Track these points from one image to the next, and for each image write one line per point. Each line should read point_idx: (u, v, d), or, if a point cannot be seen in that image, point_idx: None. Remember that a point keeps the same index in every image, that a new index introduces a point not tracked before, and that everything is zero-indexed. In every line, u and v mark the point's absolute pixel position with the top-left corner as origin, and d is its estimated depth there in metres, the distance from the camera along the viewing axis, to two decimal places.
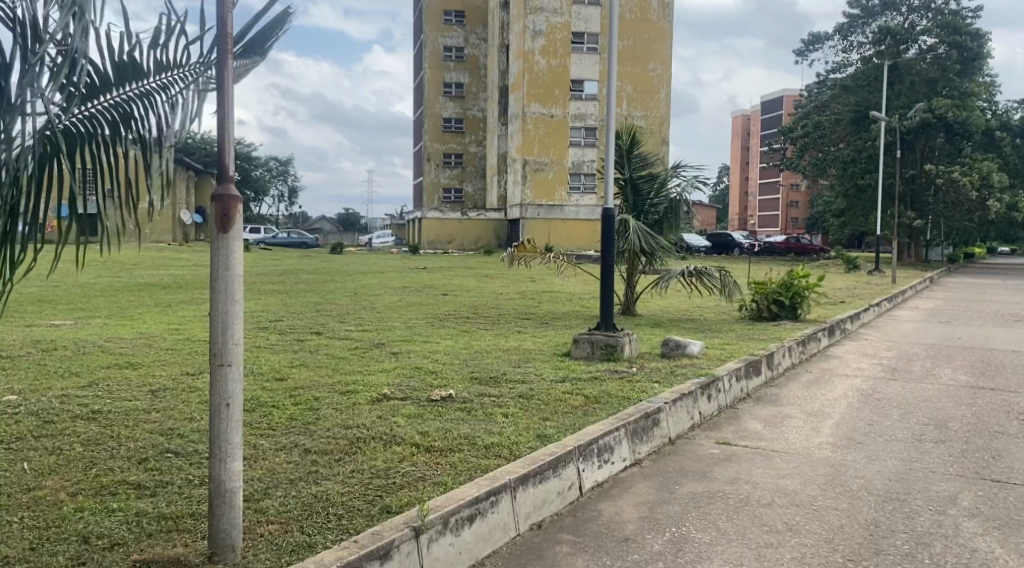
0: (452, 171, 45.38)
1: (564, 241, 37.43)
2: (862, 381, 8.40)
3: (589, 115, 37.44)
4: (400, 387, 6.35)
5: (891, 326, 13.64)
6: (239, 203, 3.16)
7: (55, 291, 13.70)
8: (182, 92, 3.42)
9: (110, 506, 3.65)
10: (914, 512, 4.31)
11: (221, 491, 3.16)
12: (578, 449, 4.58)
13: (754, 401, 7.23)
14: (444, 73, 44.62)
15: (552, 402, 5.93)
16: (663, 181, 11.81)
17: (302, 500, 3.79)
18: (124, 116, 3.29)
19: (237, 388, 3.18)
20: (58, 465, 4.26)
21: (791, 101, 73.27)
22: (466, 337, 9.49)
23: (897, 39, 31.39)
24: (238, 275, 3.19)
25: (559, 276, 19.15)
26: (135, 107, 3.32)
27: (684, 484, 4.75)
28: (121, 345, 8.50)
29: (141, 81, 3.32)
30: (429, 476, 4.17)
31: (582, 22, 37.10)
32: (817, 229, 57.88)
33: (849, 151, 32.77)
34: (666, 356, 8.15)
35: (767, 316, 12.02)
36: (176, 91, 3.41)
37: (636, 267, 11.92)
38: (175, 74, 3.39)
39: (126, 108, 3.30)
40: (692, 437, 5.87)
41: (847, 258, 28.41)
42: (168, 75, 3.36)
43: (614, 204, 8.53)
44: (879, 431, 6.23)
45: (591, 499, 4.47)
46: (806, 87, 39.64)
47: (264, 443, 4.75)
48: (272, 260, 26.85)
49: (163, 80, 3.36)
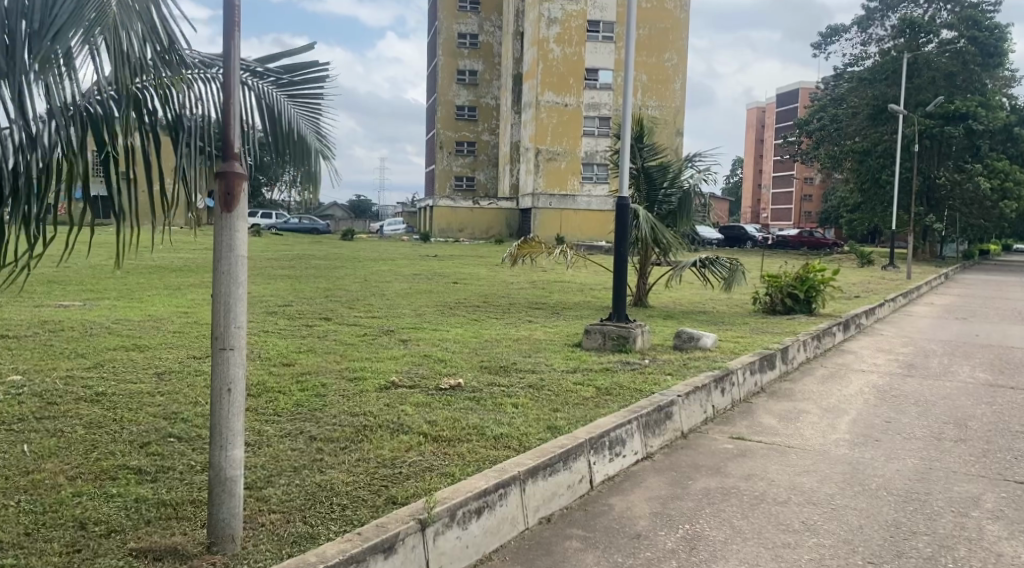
0: (464, 159, 45.25)
1: (576, 233, 37.34)
2: (878, 376, 8.26)
3: (603, 105, 37.15)
4: (409, 373, 6.28)
5: (906, 321, 13.45)
6: (243, 181, 3.07)
7: (68, 272, 13.70)
8: (201, 92, 3.38)
9: (109, 492, 3.56)
10: (935, 514, 4.18)
11: (221, 479, 3.06)
12: (589, 441, 4.47)
13: (768, 395, 7.09)
14: (458, 61, 44.38)
15: (562, 392, 5.81)
16: (677, 172, 11.66)
17: (305, 489, 3.68)
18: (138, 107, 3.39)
19: (240, 374, 3.08)
20: (59, 448, 4.18)
21: (807, 93, 72.70)
22: (477, 326, 9.40)
23: (917, 32, 30.98)
24: (242, 256, 3.08)
25: (571, 266, 19.04)
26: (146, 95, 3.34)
27: (697, 480, 4.63)
28: (128, 327, 8.44)
29: None
30: (436, 466, 4.06)
31: (598, 10, 36.83)
32: (830, 224, 57.39)
33: (864, 144, 32.48)
34: (679, 348, 8.01)
35: (781, 310, 11.82)
36: (195, 90, 3.38)
37: (650, 258, 11.79)
38: (198, 72, 3.41)
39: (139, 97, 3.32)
40: (705, 431, 5.74)
41: (861, 253, 28.13)
42: (187, 73, 3.36)
43: (627, 193, 8.34)
44: (896, 428, 6.08)
45: (603, 493, 4.35)
46: (823, 80, 39.35)
47: (269, 430, 4.65)
48: (284, 245, 26.74)
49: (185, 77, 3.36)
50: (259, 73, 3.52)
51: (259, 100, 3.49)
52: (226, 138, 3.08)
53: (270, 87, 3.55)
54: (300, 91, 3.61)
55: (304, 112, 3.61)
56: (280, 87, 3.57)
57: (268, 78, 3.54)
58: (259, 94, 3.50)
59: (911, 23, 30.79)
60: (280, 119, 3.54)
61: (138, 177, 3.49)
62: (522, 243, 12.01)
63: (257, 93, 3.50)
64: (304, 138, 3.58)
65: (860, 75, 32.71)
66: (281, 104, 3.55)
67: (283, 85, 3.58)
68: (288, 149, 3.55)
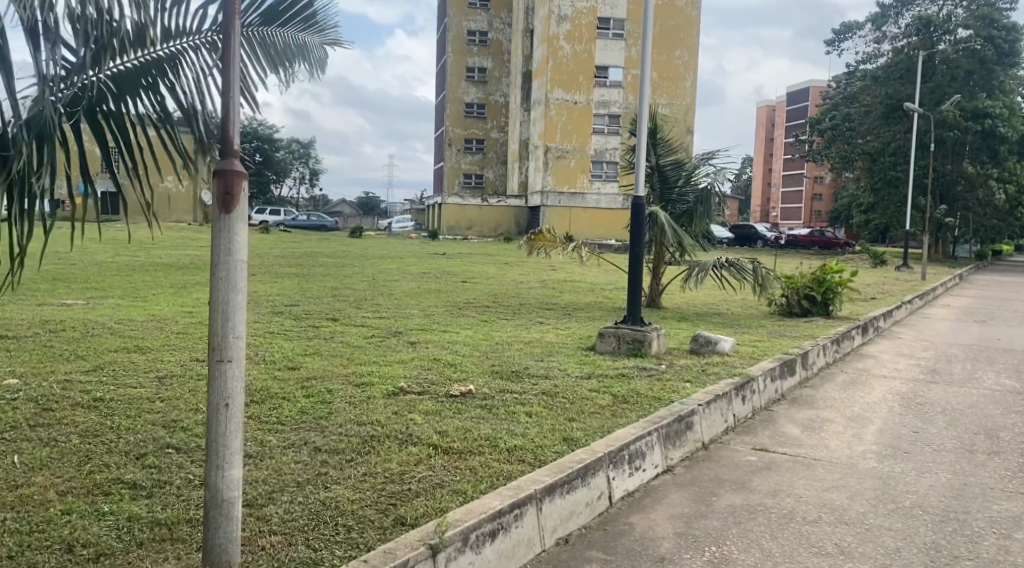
0: (473, 157, 45.02)
1: (585, 231, 37.02)
2: (901, 383, 8.00)
3: (613, 103, 36.81)
4: (417, 379, 6.04)
5: (925, 324, 13.16)
6: (244, 180, 2.85)
7: (74, 271, 13.54)
8: (191, 60, 3.39)
9: (101, 509, 3.35)
10: (976, 536, 3.94)
11: (218, 502, 2.85)
12: (608, 456, 4.24)
13: (790, 403, 6.84)
14: (468, 58, 44.17)
15: (577, 400, 5.58)
16: (691, 170, 11.43)
17: (309, 508, 3.47)
18: (131, 88, 3.31)
19: (239, 387, 2.86)
20: (52, 459, 3.97)
21: (819, 92, 72.22)
22: (487, 328, 9.16)
23: (932, 31, 30.63)
24: (242, 260, 2.87)
25: (581, 266, 18.80)
26: (145, 75, 3.32)
27: (721, 496, 4.40)
28: (130, 327, 8.25)
29: (146, 50, 3.31)
30: (446, 482, 3.84)
31: (609, 7, 36.39)
32: (840, 224, 56.94)
33: (876, 143, 32.12)
34: (696, 352, 7.77)
35: (798, 312, 11.58)
36: (186, 60, 3.39)
37: (663, 259, 11.60)
38: (185, 42, 3.39)
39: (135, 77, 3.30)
40: (727, 442, 5.50)
41: (874, 253, 27.70)
42: (182, 45, 3.38)
43: (644, 193, 8.08)
44: (925, 440, 5.82)
45: (622, 510, 4.13)
46: (836, 78, 39.00)
47: (272, 440, 4.44)
48: (292, 242, 26.52)
49: (173, 49, 3.36)
50: (249, 14, 3.49)
51: (253, 42, 3.50)
52: (226, 129, 2.86)
53: (254, 25, 3.51)
54: (294, 15, 3.56)
55: (302, 31, 3.61)
56: (271, 22, 3.55)
57: (256, 19, 3.51)
58: (251, 34, 3.50)
59: (926, 22, 30.42)
60: (278, 44, 3.56)
61: (143, 168, 3.35)
62: (536, 236, 11.80)
63: (252, 36, 3.52)
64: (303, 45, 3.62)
65: (874, 74, 32.34)
66: (279, 35, 3.56)
67: (272, 18, 3.54)
68: (288, 62, 3.59)
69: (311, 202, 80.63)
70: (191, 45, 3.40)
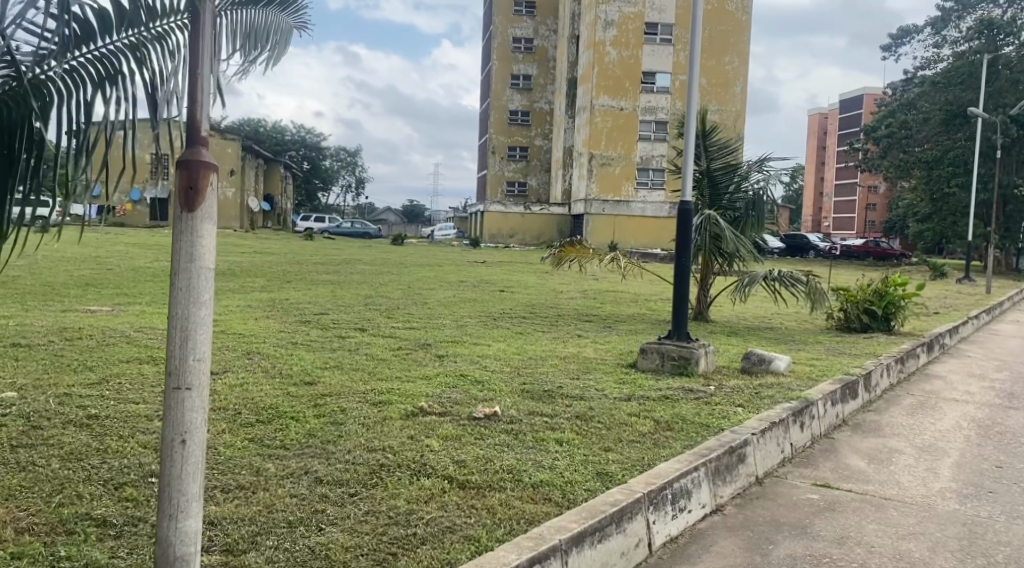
0: (516, 164, 44.63)
1: (630, 240, 36.21)
2: (976, 408, 7.25)
3: (660, 109, 36.00)
4: (440, 399, 5.52)
5: (995, 341, 12.25)
6: (213, 172, 2.36)
7: (109, 276, 13.41)
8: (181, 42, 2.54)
9: (57, 553, 2.91)
10: None
11: (171, 558, 2.42)
12: (647, 496, 3.68)
13: (852, 430, 6.17)
14: (513, 65, 43.86)
15: (615, 427, 5.00)
16: (744, 175, 10.72)
17: (296, 557, 2.99)
18: (107, 77, 2.49)
19: (198, 420, 2.41)
20: (21, 489, 3.55)
21: (872, 99, 70.55)
22: (522, 340, 8.63)
23: (996, 33, 29.28)
24: (209, 268, 2.40)
25: (624, 276, 18.19)
26: (122, 60, 2.48)
27: (778, 544, 3.80)
28: (149, 335, 7.94)
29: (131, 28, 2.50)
30: (459, 527, 3.32)
31: (657, 12, 35.76)
32: (895, 234, 55.26)
33: (934, 152, 30.93)
34: (748, 371, 7.14)
35: (857, 328, 10.82)
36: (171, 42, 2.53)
37: (711, 270, 10.87)
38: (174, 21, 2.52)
39: (112, 62, 2.48)
40: (785, 476, 4.89)
41: (933, 265, 26.49)
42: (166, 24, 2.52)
43: (690, 197, 7.39)
44: (1012, 477, 5.12)
45: (664, 561, 3.56)
46: (893, 84, 37.79)
47: (270, 467, 3.97)
48: (331, 250, 26.30)
49: (160, 28, 2.49)
50: None
51: (234, 22, 2.52)
52: (192, 116, 2.39)
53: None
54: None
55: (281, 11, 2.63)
56: None
57: None
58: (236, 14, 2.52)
59: (990, 23, 29.10)
60: (253, 29, 2.56)
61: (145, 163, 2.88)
62: (561, 247, 11.14)
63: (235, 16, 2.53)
64: (278, 28, 2.62)
65: (934, 79, 31.12)
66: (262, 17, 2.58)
67: None
68: (263, 48, 2.58)
69: (356, 209, 81.39)
70: (180, 24, 2.51)
